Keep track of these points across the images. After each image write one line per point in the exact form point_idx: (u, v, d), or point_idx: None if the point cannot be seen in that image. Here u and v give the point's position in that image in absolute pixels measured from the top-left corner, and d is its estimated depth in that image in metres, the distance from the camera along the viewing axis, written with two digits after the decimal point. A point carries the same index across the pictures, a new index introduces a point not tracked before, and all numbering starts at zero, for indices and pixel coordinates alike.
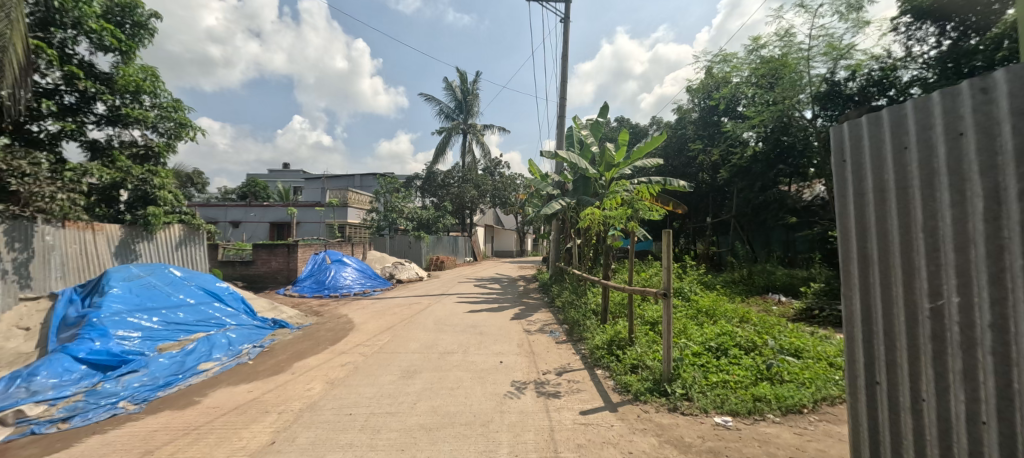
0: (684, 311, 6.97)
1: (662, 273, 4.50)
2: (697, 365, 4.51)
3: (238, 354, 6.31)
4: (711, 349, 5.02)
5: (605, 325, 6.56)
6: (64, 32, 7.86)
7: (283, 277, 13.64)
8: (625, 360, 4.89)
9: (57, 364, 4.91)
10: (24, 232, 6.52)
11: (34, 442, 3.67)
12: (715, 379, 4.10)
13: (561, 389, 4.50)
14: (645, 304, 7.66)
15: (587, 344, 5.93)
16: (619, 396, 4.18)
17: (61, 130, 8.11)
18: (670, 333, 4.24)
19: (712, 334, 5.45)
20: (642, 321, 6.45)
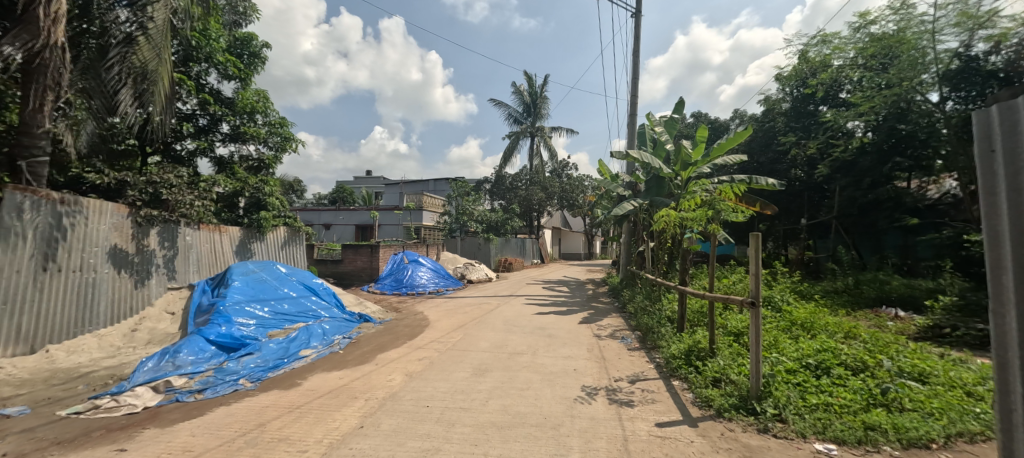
0: (774, 323, 6.36)
1: (748, 280, 4.13)
2: (792, 384, 4.08)
3: (331, 344, 6.96)
4: (809, 367, 4.52)
5: (682, 334, 6.19)
6: (200, 66, 9.30)
7: (366, 275, 14.78)
8: (705, 372, 4.58)
9: (194, 345, 5.82)
10: (172, 234, 7.71)
11: (177, 408, 4.36)
12: (815, 401, 3.68)
13: (634, 398, 4.33)
14: (727, 313, 7.13)
15: (662, 353, 5.65)
16: (699, 411, 3.94)
17: (197, 148, 9.60)
18: (759, 346, 3.88)
19: (811, 350, 4.91)
20: (725, 332, 6.00)
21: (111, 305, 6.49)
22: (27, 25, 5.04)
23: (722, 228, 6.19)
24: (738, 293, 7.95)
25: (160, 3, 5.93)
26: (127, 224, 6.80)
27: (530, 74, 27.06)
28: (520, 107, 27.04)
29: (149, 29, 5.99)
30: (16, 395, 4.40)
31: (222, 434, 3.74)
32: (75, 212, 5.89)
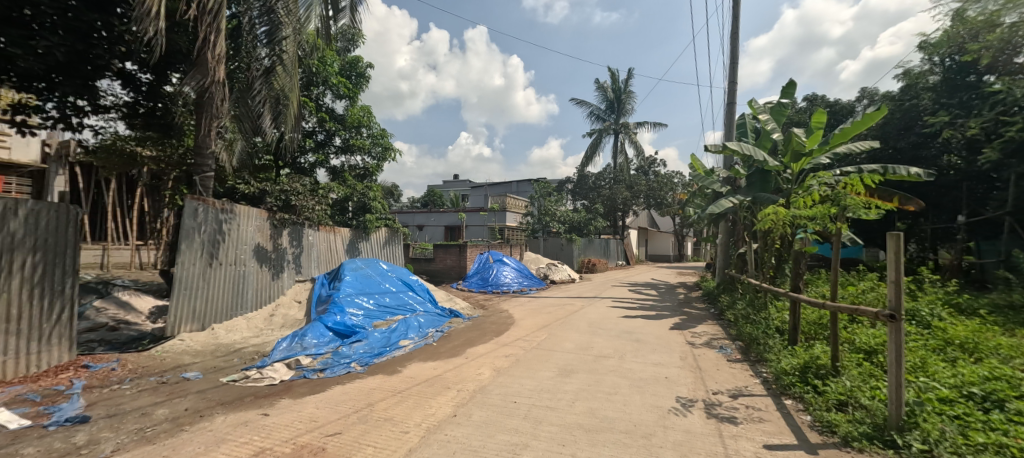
0: (922, 343, 5.46)
1: (886, 289, 3.60)
2: (948, 416, 3.49)
3: (426, 336, 7.54)
4: (973, 398, 3.79)
5: (796, 347, 5.61)
6: (319, 89, 10.65)
7: (455, 273, 15.66)
8: (827, 393, 4.12)
9: (317, 330, 6.70)
10: (300, 235, 8.95)
11: (305, 383, 5.08)
12: (982, 439, 3.05)
13: (738, 415, 4.04)
14: (856, 327, 6.27)
15: (771, 367, 5.18)
16: (819, 436, 3.55)
17: (317, 161, 11.00)
18: (900, 368, 3.39)
19: (974, 377, 4.13)
20: (851, 349, 5.31)
21: (255, 293, 7.75)
22: (198, 68, 6.22)
23: (848, 227, 5.42)
24: (870, 304, 6.91)
25: (290, 38, 6.93)
26: (266, 226, 8.06)
27: (614, 69, 26.36)
28: (604, 104, 26.44)
29: (281, 61, 7.02)
30: (192, 362, 5.49)
31: (340, 410, 4.28)
32: (231, 218, 7.13)
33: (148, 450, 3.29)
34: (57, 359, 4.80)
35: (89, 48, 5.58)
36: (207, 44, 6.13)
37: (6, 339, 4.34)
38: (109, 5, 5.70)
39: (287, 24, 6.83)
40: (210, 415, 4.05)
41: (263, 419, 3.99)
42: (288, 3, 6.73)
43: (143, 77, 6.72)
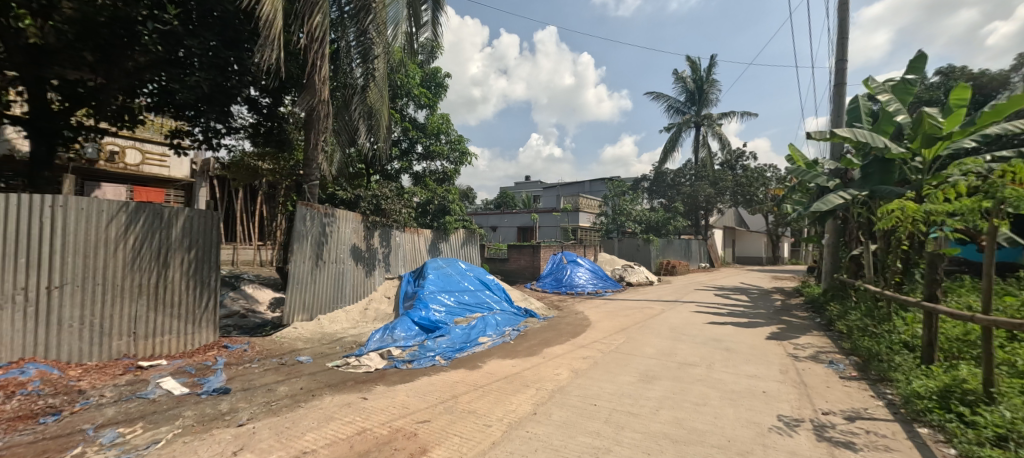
0: None
1: None
2: None
3: (503, 334, 7.74)
4: None
5: (932, 367, 4.83)
6: (403, 100, 11.41)
7: (529, 274, 15.85)
8: (979, 425, 3.48)
9: (405, 325, 7.20)
10: (389, 236, 9.67)
11: (396, 373, 5.50)
12: None
13: (857, 440, 3.60)
14: (1016, 345, 5.22)
15: (899, 389, 4.52)
16: None
17: (401, 167, 11.81)
18: None
19: None
20: (1010, 373, 4.43)
21: (352, 289, 8.55)
22: (308, 91, 7.07)
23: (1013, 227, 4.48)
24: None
25: (381, 56, 7.50)
26: (361, 228, 8.85)
27: (694, 58, 24.82)
28: (683, 96, 25.01)
29: (373, 78, 7.62)
30: (303, 348, 6.22)
31: (428, 399, 4.57)
32: (332, 221, 7.93)
33: (273, 421, 3.80)
34: (205, 339, 5.74)
35: (225, 80, 6.62)
36: (315, 69, 6.90)
37: (172, 321, 5.35)
38: (240, 43, 6.64)
39: (378, 44, 7.38)
40: (320, 395, 4.56)
41: (363, 402, 4.40)
42: (378, 24, 7.19)
43: (263, 101, 7.78)
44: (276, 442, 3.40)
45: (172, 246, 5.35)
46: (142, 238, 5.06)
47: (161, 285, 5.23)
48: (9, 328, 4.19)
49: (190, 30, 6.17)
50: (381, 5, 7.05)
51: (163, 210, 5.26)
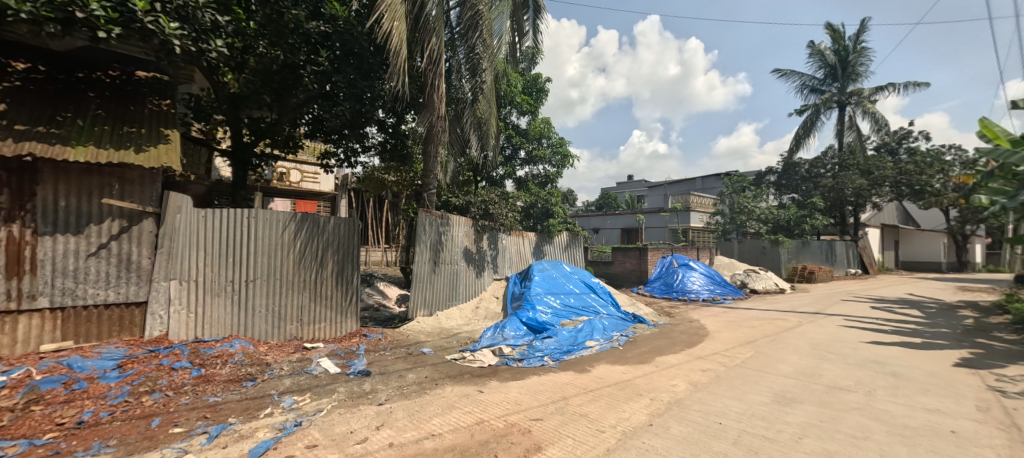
0: None
1: None
2: None
3: (611, 339, 7.56)
4: None
5: None
6: (507, 109, 11.87)
7: (635, 277, 15.23)
8: None
9: (514, 325, 7.49)
10: (496, 238, 10.21)
11: (508, 369, 5.78)
12: None
13: None
14: None
15: None
16: None
17: (505, 173, 12.31)
18: None
19: None
20: None
21: (464, 288, 9.18)
22: (428, 109, 7.83)
23: None
24: None
25: (488, 68, 7.97)
26: (471, 232, 9.46)
27: (836, 27, 21.33)
28: (821, 72, 21.70)
29: (481, 90, 8.16)
30: (425, 341, 6.87)
31: (539, 398, 4.71)
32: (446, 226, 8.62)
33: (406, 403, 4.30)
34: (350, 327, 6.59)
35: (362, 107, 7.64)
36: (434, 89, 7.60)
37: (326, 311, 6.33)
38: (373, 73, 7.62)
39: (485, 58, 7.87)
40: (442, 384, 5.01)
41: (479, 395, 4.72)
42: (485, 39, 7.67)
43: (389, 120, 8.77)
44: (409, 423, 3.83)
45: (325, 249, 6.32)
46: (305, 242, 6.11)
47: (318, 282, 6.22)
48: (222, 313, 5.49)
49: (337, 68, 7.30)
50: (488, 19, 7.59)
51: (319, 219, 6.25)
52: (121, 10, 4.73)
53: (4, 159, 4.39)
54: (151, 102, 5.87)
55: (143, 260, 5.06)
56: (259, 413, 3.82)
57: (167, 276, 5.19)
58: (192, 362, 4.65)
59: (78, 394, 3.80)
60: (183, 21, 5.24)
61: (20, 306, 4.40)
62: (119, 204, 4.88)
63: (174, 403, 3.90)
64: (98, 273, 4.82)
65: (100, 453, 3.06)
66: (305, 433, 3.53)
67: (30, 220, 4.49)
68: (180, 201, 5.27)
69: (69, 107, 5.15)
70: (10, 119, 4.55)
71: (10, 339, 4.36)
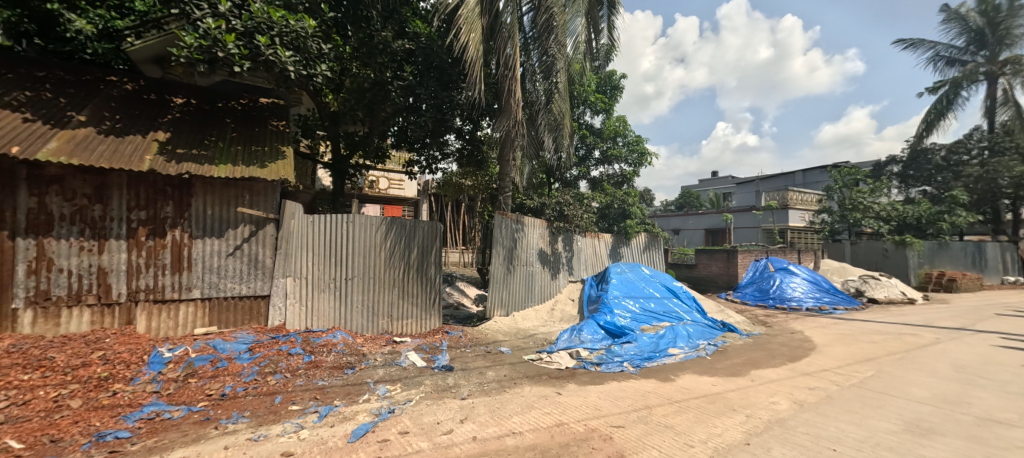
0: None
1: None
2: None
3: (697, 348, 7.15)
4: None
5: None
6: (581, 109, 11.78)
7: (724, 282, 14.17)
8: None
9: (591, 328, 7.42)
10: (571, 240, 10.18)
11: (586, 373, 5.75)
12: None
13: None
14: None
15: None
16: None
17: (580, 174, 12.23)
18: None
19: None
20: None
21: (540, 290, 9.29)
22: (505, 114, 7.96)
23: None
24: None
25: (562, 69, 8.00)
26: (546, 233, 9.55)
27: None
28: (959, 40, 18.44)
29: (555, 91, 8.21)
30: (503, 340, 7.08)
31: (620, 404, 4.62)
32: (521, 228, 8.80)
33: (486, 400, 4.49)
34: (433, 324, 7.03)
35: (442, 116, 8.09)
36: (510, 93, 7.76)
37: (412, 308, 6.81)
38: (451, 83, 8.00)
39: (559, 60, 7.91)
40: (521, 384, 5.14)
41: (558, 397, 4.76)
42: (559, 40, 7.74)
43: (467, 128, 9.17)
44: (491, 419, 4.00)
45: (410, 251, 6.80)
46: (393, 244, 6.63)
47: (405, 280, 6.73)
48: (327, 307, 6.18)
49: (419, 81, 7.78)
50: (563, 22, 7.69)
51: (406, 223, 6.74)
52: (250, 47, 5.56)
53: (169, 177, 5.34)
54: (271, 124, 6.82)
55: (266, 259, 5.88)
56: (359, 399, 4.25)
57: (284, 273, 5.96)
58: (304, 349, 5.28)
59: (220, 371, 4.53)
60: (297, 50, 5.96)
61: (180, 295, 5.39)
62: (249, 211, 5.72)
63: (291, 383, 4.50)
64: (234, 270, 5.69)
65: (239, 422, 3.64)
66: (397, 420, 3.86)
67: (186, 226, 5.45)
68: (294, 208, 6.03)
69: (212, 132, 6.14)
70: (172, 145, 5.54)
71: (175, 323, 5.38)
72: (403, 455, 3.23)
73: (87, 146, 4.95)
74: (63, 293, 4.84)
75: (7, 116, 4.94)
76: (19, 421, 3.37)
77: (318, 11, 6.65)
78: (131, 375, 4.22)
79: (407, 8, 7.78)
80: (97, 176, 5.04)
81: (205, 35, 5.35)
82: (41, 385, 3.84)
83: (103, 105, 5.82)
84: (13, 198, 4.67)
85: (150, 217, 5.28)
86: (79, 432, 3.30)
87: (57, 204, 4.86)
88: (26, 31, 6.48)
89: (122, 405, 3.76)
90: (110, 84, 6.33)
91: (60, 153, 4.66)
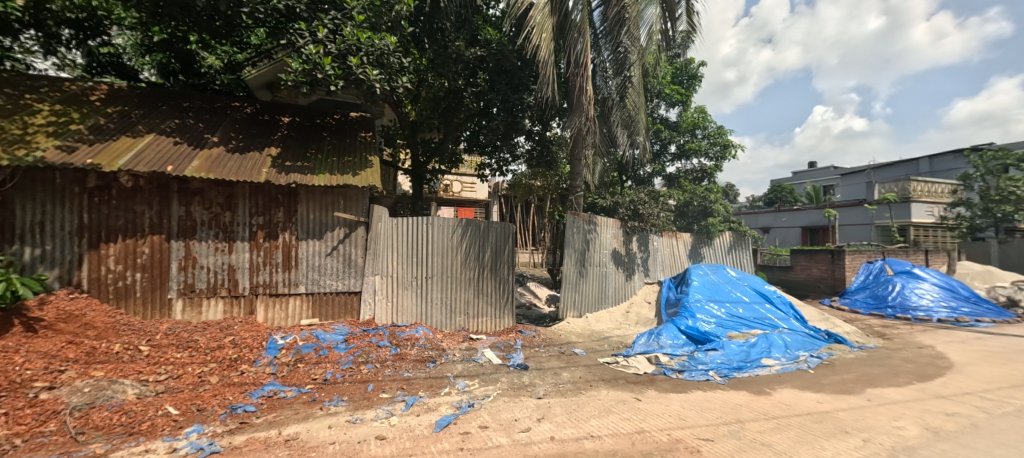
0: None
1: None
2: None
3: (796, 359, 6.47)
4: None
5: None
6: (655, 102, 11.26)
7: (826, 286, 12.65)
8: None
9: (671, 332, 7.06)
10: (647, 240, 9.77)
11: (667, 380, 5.48)
12: None
13: None
14: None
15: None
16: None
17: (654, 171, 11.70)
18: None
19: None
20: None
21: (614, 291, 9.05)
22: (577, 113, 7.85)
23: None
24: None
25: (636, 62, 7.73)
26: (620, 233, 9.28)
27: None
28: None
29: (629, 86, 7.98)
30: (577, 341, 7.01)
31: (707, 416, 4.33)
32: (594, 228, 8.64)
33: (562, 401, 4.48)
34: (506, 323, 7.15)
35: (514, 118, 8.22)
36: (583, 91, 7.63)
37: (488, 307, 7.00)
38: (523, 85, 8.09)
39: (633, 52, 7.64)
40: (597, 387, 5.05)
41: (638, 403, 4.59)
42: (632, 32, 7.49)
43: (538, 129, 9.20)
44: (568, 420, 3.98)
45: (485, 251, 6.98)
46: (469, 245, 6.87)
47: (480, 279, 6.93)
48: (410, 304, 6.59)
49: (492, 86, 7.98)
50: (636, 14, 7.40)
51: (480, 224, 6.94)
52: (343, 67, 6.12)
53: (280, 187, 6.05)
54: (360, 135, 7.45)
55: (358, 259, 6.42)
56: (440, 391, 4.48)
57: (374, 271, 6.46)
58: (391, 342, 5.68)
59: (322, 358, 5.05)
60: (381, 67, 6.43)
61: (290, 290, 6.09)
62: (343, 215, 6.29)
63: (381, 373, 4.88)
64: (332, 268, 6.31)
65: (339, 405, 4.03)
66: (476, 414, 4.00)
67: (294, 229, 6.15)
68: (380, 212, 6.52)
69: (313, 146, 6.85)
70: (282, 159, 6.28)
71: (286, 314, 6.10)
72: (484, 448, 3.34)
73: (219, 162, 5.80)
74: (204, 286, 5.72)
75: (162, 140, 5.95)
76: (175, 392, 4.06)
77: (399, 27, 6.88)
78: (253, 358, 4.86)
79: (478, 16, 7.95)
80: (227, 188, 5.87)
81: (307, 60, 5.98)
82: (189, 362, 4.58)
83: (230, 127, 6.77)
84: (168, 208, 5.62)
85: (266, 221, 6.03)
86: (217, 403, 3.88)
87: (199, 212, 5.75)
88: (172, 69, 7.96)
89: (249, 383, 4.37)
90: (235, 109, 7.33)
91: (200, 170, 5.51)
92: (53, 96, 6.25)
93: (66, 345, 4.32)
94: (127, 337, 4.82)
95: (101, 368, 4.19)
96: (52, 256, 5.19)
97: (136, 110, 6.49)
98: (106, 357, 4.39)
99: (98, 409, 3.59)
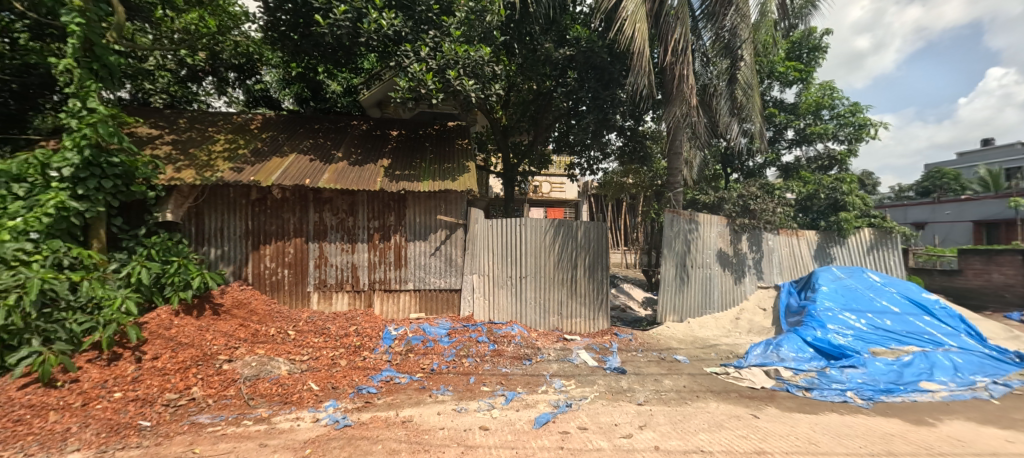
0: None
1: None
2: None
3: (970, 386, 5.30)
4: None
5: None
6: (767, 83, 10.12)
7: (1013, 296, 10.13)
8: None
9: (794, 343, 6.27)
10: (760, 239, 8.78)
11: (790, 397, 4.90)
12: None
13: None
14: None
15: None
16: None
17: (767, 161, 10.53)
18: None
19: None
20: None
21: (721, 295, 8.33)
22: (673, 104, 7.41)
23: None
24: None
25: (745, 43, 7.02)
26: (727, 232, 8.50)
27: None
28: None
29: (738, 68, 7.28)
30: (679, 348, 6.61)
31: (847, 444, 3.77)
32: (696, 228, 8.03)
33: (666, 409, 4.27)
34: (601, 325, 7.00)
35: (605, 115, 8.05)
36: (681, 81, 7.18)
37: (581, 308, 6.94)
38: (614, 81, 7.86)
39: (741, 31, 6.96)
40: (705, 398, 4.71)
41: (756, 420, 4.18)
42: (739, 9, 6.83)
43: (631, 124, 8.84)
44: (673, 430, 3.79)
45: (578, 251, 6.91)
46: (562, 246, 6.87)
47: (574, 280, 6.90)
48: (506, 302, 6.83)
49: (582, 84, 7.93)
50: None
51: (572, 224, 6.90)
52: (443, 81, 6.59)
53: (392, 194, 6.69)
54: (457, 143, 7.95)
55: (459, 259, 6.84)
56: (538, 389, 4.58)
57: (472, 270, 6.83)
58: (490, 338, 5.94)
59: (430, 350, 5.48)
60: (477, 77, 6.77)
61: (401, 286, 6.73)
62: (445, 218, 6.74)
63: (480, 367, 5.16)
64: (437, 268, 6.81)
65: (445, 394, 4.35)
66: (575, 414, 4.00)
67: (404, 231, 6.77)
68: (477, 214, 6.86)
69: (417, 155, 7.46)
70: (393, 169, 6.95)
71: (398, 307, 6.76)
72: (585, 450, 3.33)
73: (345, 175, 6.62)
74: (334, 281, 6.60)
75: (301, 158, 6.97)
76: (315, 370, 4.76)
77: (490, 38, 7.18)
78: (373, 346, 5.46)
79: (567, 16, 7.85)
80: (350, 196, 6.66)
81: (413, 78, 6.52)
82: (324, 346, 5.33)
83: (351, 143, 7.68)
84: (307, 215, 6.58)
85: (381, 225, 6.74)
86: (347, 383, 4.46)
87: (330, 218, 6.63)
88: (304, 97, 9.42)
89: (371, 369, 4.93)
90: (354, 127, 8.30)
91: (331, 182, 6.35)
92: (226, 127, 7.74)
93: (239, 327, 5.33)
94: (280, 323, 5.76)
95: (262, 346, 5.07)
96: (228, 255, 6.43)
97: (282, 134, 7.72)
98: (266, 338, 5.29)
99: (262, 380, 4.37)
